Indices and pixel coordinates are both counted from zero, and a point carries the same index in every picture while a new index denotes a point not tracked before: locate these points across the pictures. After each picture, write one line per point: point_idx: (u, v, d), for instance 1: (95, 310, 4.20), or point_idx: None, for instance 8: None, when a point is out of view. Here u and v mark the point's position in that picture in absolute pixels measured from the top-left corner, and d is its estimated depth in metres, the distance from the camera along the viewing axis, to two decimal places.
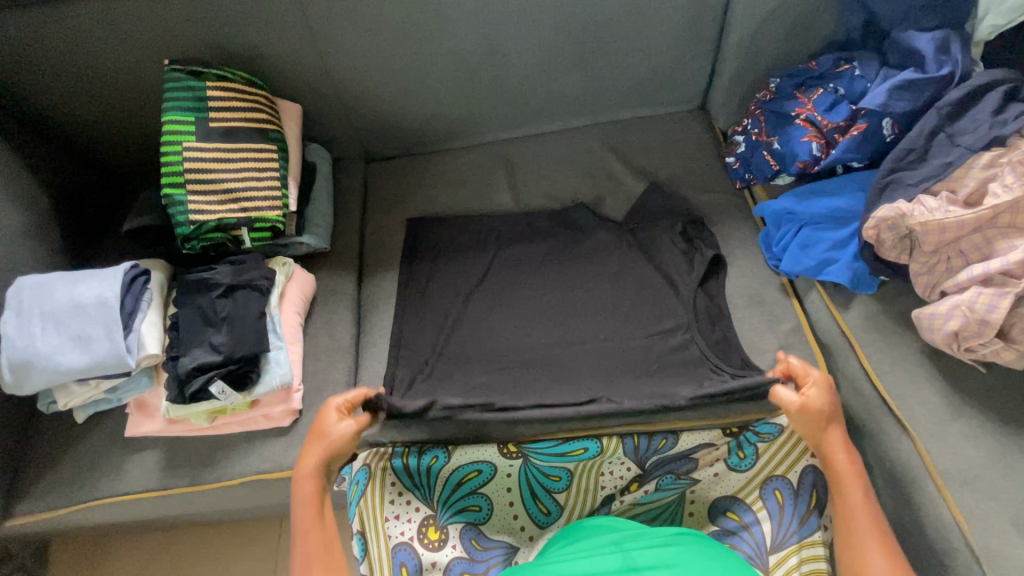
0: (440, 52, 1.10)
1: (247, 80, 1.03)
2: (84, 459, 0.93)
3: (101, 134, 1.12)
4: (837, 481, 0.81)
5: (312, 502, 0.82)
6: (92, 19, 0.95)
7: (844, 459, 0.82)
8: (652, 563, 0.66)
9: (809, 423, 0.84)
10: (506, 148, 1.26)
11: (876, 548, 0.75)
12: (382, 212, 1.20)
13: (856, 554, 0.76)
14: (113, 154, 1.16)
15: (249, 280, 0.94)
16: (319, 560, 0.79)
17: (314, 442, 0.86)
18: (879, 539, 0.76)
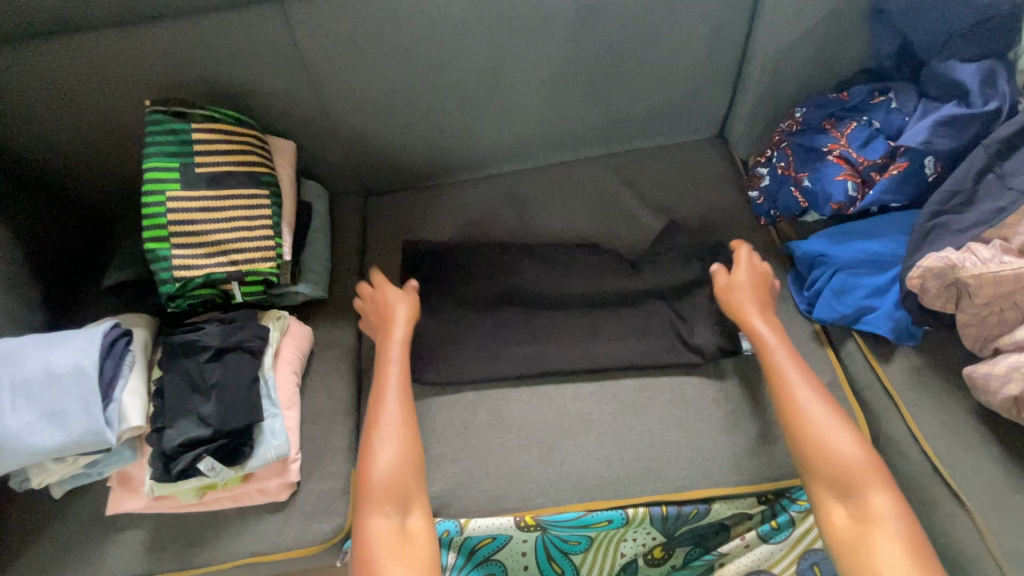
0: (443, 84, 1.03)
1: (236, 120, 0.95)
2: (62, 540, 0.85)
3: (84, 176, 1.04)
4: (764, 347, 0.86)
5: (386, 390, 0.86)
6: (69, 56, 0.88)
7: (764, 323, 0.89)
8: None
9: (735, 302, 0.93)
10: (513, 181, 1.19)
11: (804, 386, 0.82)
12: (383, 253, 1.12)
13: (789, 401, 0.81)
14: (98, 196, 1.08)
15: (240, 342, 0.87)
16: (392, 433, 0.82)
17: (386, 321, 0.93)
18: (807, 385, 0.82)
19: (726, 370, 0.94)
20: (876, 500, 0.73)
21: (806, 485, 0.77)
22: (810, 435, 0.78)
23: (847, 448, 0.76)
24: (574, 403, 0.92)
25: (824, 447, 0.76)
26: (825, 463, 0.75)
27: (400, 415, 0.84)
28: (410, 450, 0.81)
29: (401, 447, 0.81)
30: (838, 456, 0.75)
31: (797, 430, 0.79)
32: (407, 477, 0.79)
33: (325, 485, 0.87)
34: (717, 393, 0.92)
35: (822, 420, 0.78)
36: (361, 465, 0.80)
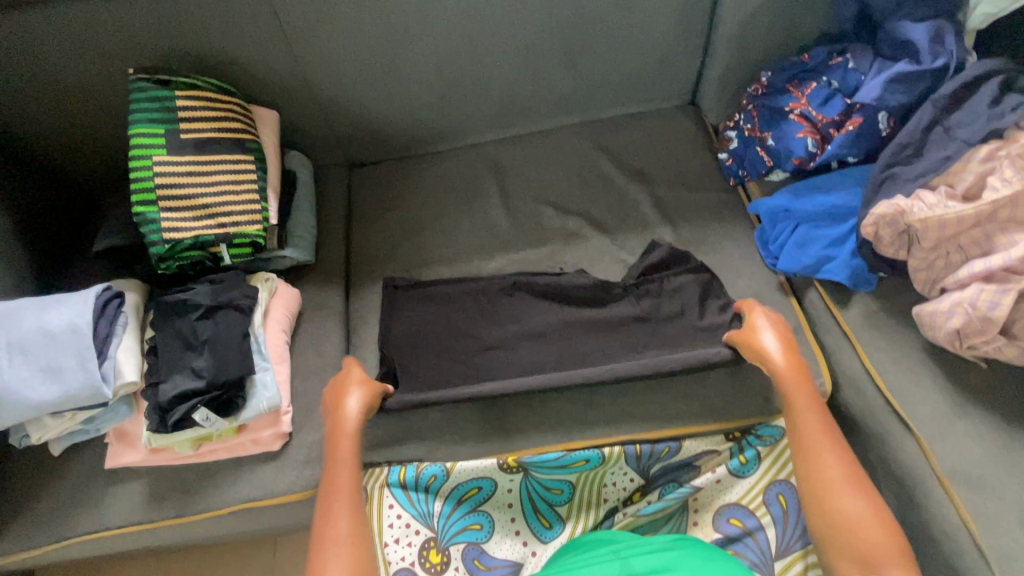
0: (421, 53, 1.05)
1: (218, 88, 0.98)
2: (62, 494, 0.88)
3: (63, 147, 1.05)
4: (794, 411, 0.83)
5: (340, 461, 0.83)
6: (47, 25, 0.89)
7: (800, 381, 0.84)
8: (650, 570, 0.67)
9: (760, 357, 0.87)
10: (492, 150, 1.22)
11: (831, 453, 0.79)
12: (367, 221, 1.16)
13: (814, 463, 0.79)
14: (79, 167, 1.09)
15: (230, 300, 0.90)
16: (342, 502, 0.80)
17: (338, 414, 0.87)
18: (833, 445, 0.79)
19: None
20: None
21: (830, 560, 0.74)
22: (832, 512, 0.75)
23: (875, 533, 0.72)
24: (552, 356, 0.97)
25: (848, 525, 0.73)
26: (850, 539, 0.73)
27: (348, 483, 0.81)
28: (360, 519, 0.79)
29: (349, 517, 0.79)
30: (862, 530, 0.73)
31: (819, 505, 0.76)
32: (357, 554, 0.76)
33: (316, 436, 0.91)
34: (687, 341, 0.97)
35: (846, 486, 0.76)
36: (314, 543, 0.77)
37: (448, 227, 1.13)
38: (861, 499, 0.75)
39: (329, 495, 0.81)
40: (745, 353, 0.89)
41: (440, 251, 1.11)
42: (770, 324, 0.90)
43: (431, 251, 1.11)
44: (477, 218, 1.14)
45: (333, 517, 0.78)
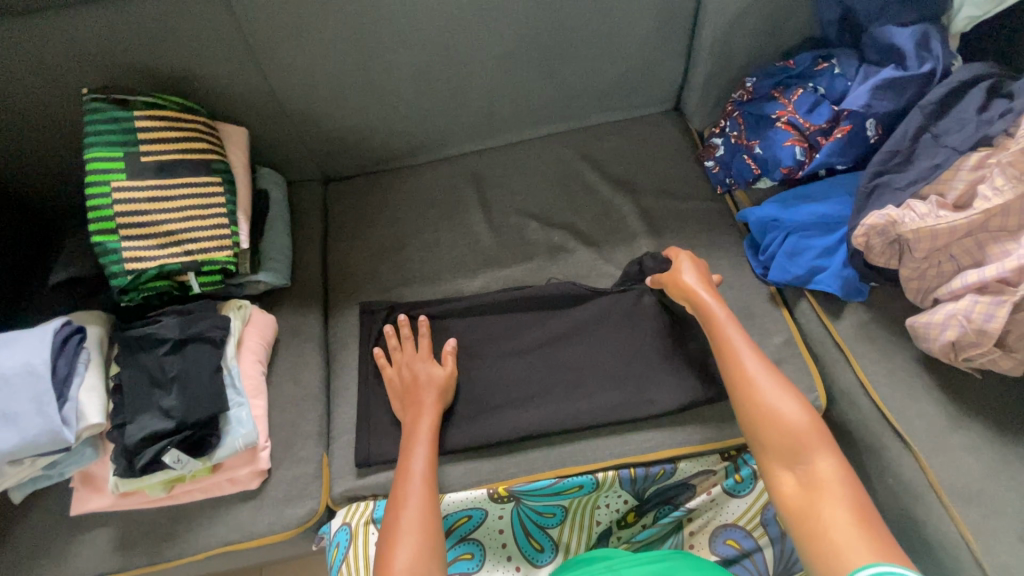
0: (396, 64, 1.01)
1: (182, 106, 0.93)
2: (26, 544, 0.83)
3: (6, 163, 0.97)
4: (712, 321, 0.86)
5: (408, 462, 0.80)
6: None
7: (709, 296, 0.88)
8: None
9: (683, 283, 0.91)
10: (473, 161, 1.19)
11: (754, 360, 0.80)
12: (345, 239, 1.11)
13: (740, 373, 0.79)
14: (26, 185, 1.01)
15: (200, 332, 0.85)
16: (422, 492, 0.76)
17: (414, 404, 0.87)
18: (756, 356, 0.80)
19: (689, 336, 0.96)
20: (823, 465, 0.70)
21: (762, 455, 0.74)
22: (758, 406, 0.76)
23: (794, 415, 0.74)
24: (541, 377, 0.94)
25: (775, 417, 0.74)
26: (773, 429, 0.74)
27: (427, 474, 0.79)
28: (433, 517, 0.74)
29: (424, 509, 0.75)
30: (785, 425, 0.73)
31: (750, 401, 0.77)
32: (430, 546, 0.71)
33: (297, 471, 0.87)
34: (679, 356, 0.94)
35: (769, 387, 0.77)
36: (384, 536, 0.72)
37: (430, 243, 1.10)
38: (785, 394, 0.76)
39: (408, 488, 0.77)
40: (670, 287, 0.93)
41: (421, 269, 1.07)
42: (688, 259, 0.93)
43: (412, 269, 1.07)
44: (459, 233, 1.10)
45: (403, 510, 0.74)
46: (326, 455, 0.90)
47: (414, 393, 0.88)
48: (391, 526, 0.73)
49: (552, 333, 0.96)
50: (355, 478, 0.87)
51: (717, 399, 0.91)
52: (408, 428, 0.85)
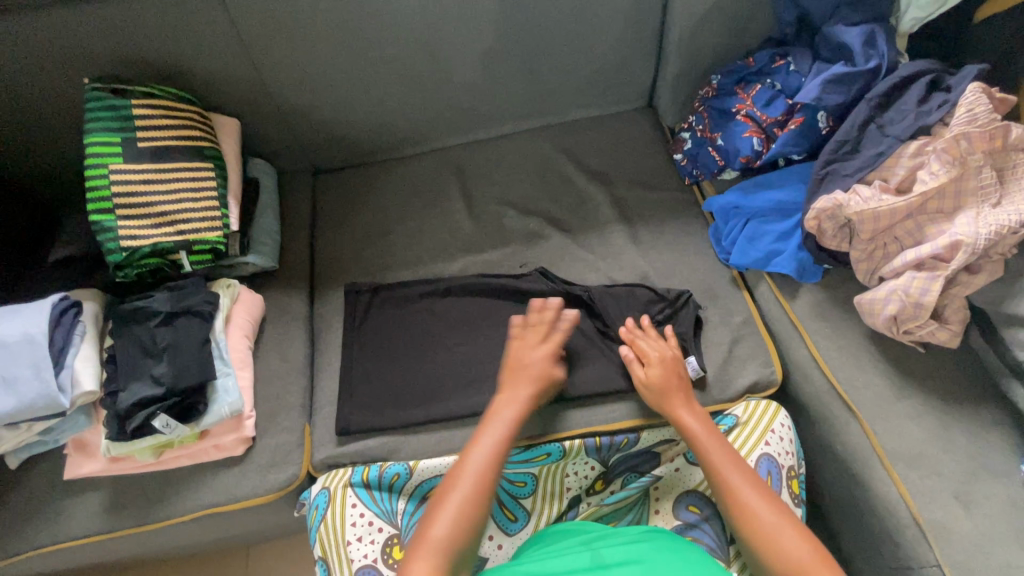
0: (381, 60, 1.07)
1: (178, 96, 0.99)
2: (20, 506, 0.87)
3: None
4: (693, 438, 0.84)
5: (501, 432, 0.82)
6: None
7: (688, 413, 0.87)
8: (621, 560, 0.68)
9: (657, 396, 0.90)
10: (456, 154, 1.25)
11: (743, 481, 0.77)
12: (332, 226, 1.17)
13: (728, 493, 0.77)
14: (22, 168, 1.07)
15: (191, 306, 0.91)
16: (472, 468, 0.77)
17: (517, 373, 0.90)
18: (743, 476, 0.78)
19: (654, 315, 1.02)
20: None
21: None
22: (754, 529, 0.73)
23: (795, 547, 0.70)
24: None
25: (773, 550, 0.71)
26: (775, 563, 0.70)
27: (495, 447, 0.80)
28: (484, 498, 0.74)
29: (472, 483, 0.75)
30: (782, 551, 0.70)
31: (741, 523, 0.74)
32: (466, 520, 0.72)
33: (279, 439, 0.92)
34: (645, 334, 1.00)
35: (761, 509, 0.74)
36: (432, 505, 0.75)
37: (412, 230, 1.15)
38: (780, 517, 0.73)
39: (463, 464, 0.78)
40: (644, 396, 0.92)
41: (403, 254, 1.12)
42: (653, 361, 0.92)
43: (395, 254, 1.13)
44: (441, 221, 1.16)
45: (451, 492, 0.74)
46: (309, 426, 0.95)
47: (523, 373, 0.90)
48: (438, 496, 0.75)
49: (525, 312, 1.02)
50: (335, 446, 0.92)
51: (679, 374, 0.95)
52: (500, 403, 0.87)
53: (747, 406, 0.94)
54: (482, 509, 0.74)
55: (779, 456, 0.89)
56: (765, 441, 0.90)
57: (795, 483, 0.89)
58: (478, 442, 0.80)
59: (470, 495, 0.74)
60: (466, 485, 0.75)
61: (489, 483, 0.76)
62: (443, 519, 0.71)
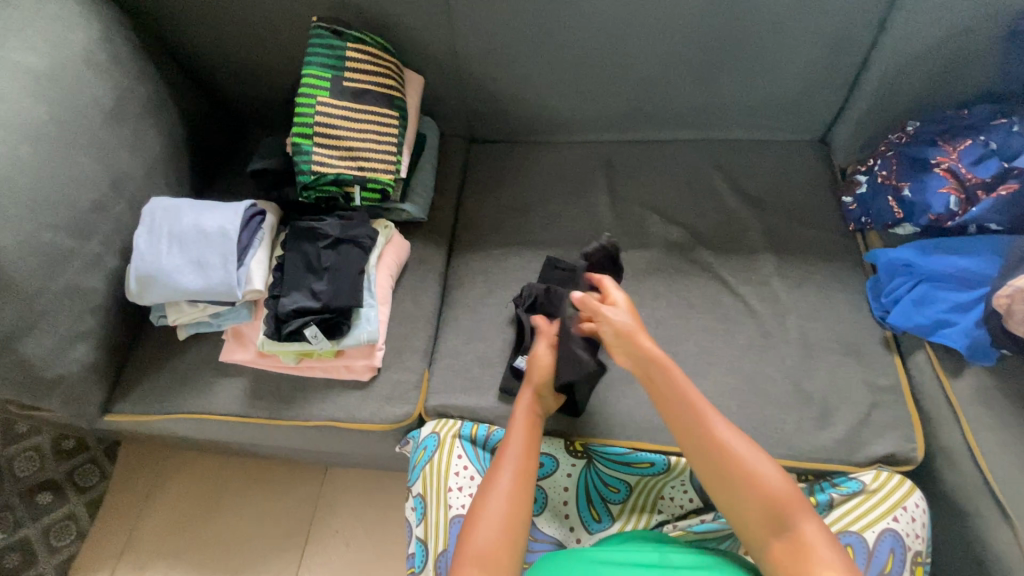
0: (567, 45, 1.10)
1: (383, 47, 1.07)
2: (179, 373, 1.00)
3: (221, 63, 1.15)
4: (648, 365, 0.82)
5: (518, 446, 0.81)
6: None
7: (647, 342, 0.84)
8: (689, 564, 0.70)
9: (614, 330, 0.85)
10: (609, 149, 1.25)
11: (722, 424, 0.77)
12: (479, 193, 1.22)
13: (699, 432, 0.77)
14: (233, 88, 1.21)
15: (354, 237, 0.98)
16: (508, 484, 0.77)
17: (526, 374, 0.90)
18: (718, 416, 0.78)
19: (790, 356, 0.97)
20: (808, 529, 0.68)
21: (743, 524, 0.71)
22: (738, 471, 0.73)
23: (773, 481, 0.72)
24: None
25: (749, 483, 0.72)
26: (740, 487, 0.72)
27: (519, 456, 0.80)
28: (521, 495, 0.77)
29: (509, 496, 0.76)
30: (766, 489, 0.71)
31: (709, 458, 0.75)
32: (511, 526, 0.74)
33: (401, 376, 0.97)
34: (776, 373, 0.96)
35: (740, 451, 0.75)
36: (468, 521, 0.75)
37: (554, 214, 1.17)
38: (761, 458, 0.74)
39: (501, 456, 0.81)
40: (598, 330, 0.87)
41: (541, 234, 1.15)
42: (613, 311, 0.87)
43: (533, 232, 1.15)
44: (583, 211, 1.17)
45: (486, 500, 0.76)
46: (427, 371, 1.00)
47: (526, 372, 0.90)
48: (475, 514, 0.76)
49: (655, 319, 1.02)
50: (448, 397, 0.96)
51: (802, 424, 0.91)
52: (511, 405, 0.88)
53: (878, 475, 0.87)
54: (522, 525, 0.75)
55: (906, 536, 0.83)
56: (893, 516, 0.84)
57: (919, 570, 0.82)
58: (506, 455, 0.81)
59: (509, 512, 0.75)
60: (503, 500, 0.76)
61: (524, 496, 0.77)
62: (483, 536, 0.73)
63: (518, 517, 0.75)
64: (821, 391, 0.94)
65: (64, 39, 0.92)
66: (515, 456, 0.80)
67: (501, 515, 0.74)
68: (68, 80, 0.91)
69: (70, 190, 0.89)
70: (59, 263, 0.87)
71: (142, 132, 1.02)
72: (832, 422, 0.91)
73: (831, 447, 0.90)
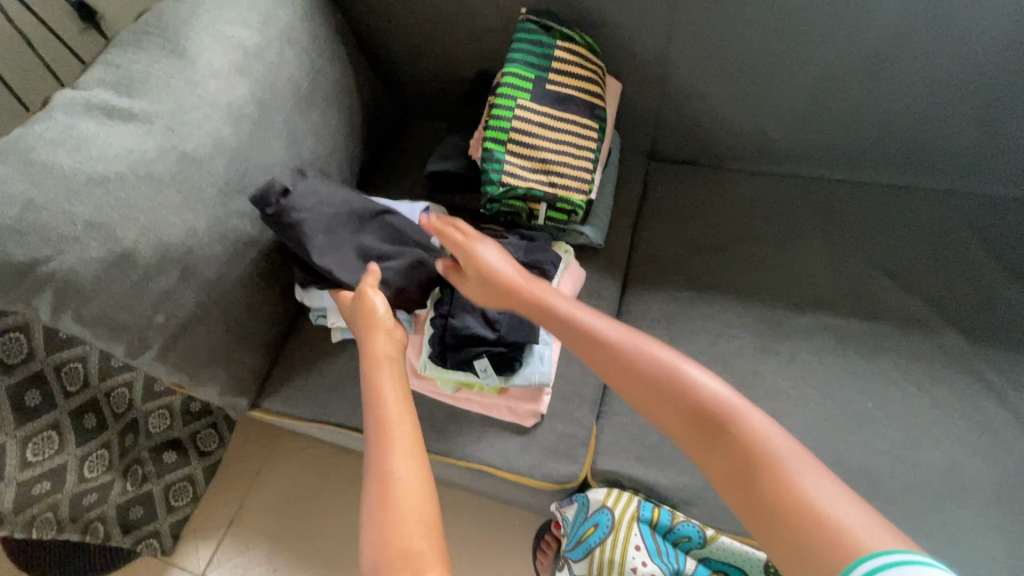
0: (810, 63, 0.91)
1: (592, 48, 0.94)
2: (330, 378, 0.93)
3: (405, 52, 1.07)
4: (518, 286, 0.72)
5: (385, 387, 0.64)
6: None
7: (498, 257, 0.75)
8: None
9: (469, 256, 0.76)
10: (827, 189, 1.04)
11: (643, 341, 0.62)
12: (661, 222, 1.05)
13: (642, 358, 0.60)
14: (408, 79, 1.12)
15: (539, 262, 0.86)
16: (405, 437, 0.60)
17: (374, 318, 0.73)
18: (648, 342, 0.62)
19: None
20: (798, 461, 0.51)
21: (729, 486, 0.52)
22: (714, 409, 0.55)
23: (743, 409, 0.55)
24: (857, 455, 0.80)
25: (722, 426, 0.55)
26: (715, 430, 0.55)
27: (391, 398, 0.63)
28: (407, 451, 0.59)
29: (404, 450, 0.59)
30: (744, 430, 0.54)
31: (671, 405, 0.58)
32: (408, 492, 0.56)
33: (567, 429, 0.84)
34: None
35: (697, 385, 0.57)
36: (366, 491, 0.56)
37: (754, 259, 0.98)
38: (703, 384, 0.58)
39: (376, 417, 0.61)
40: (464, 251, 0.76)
41: (738, 281, 0.97)
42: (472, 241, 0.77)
43: (727, 278, 0.97)
44: (792, 261, 0.97)
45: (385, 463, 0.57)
46: (595, 427, 0.86)
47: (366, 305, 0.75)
48: (372, 482, 0.56)
49: (884, 415, 0.82)
50: (622, 464, 0.82)
51: None
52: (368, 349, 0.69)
53: None
54: (420, 469, 0.59)
55: None
56: None
57: None
58: (386, 404, 0.62)
59: (402, 462, 0.58)
60: (398, 457, 0.58)
61: (415, 446, 0.60)
62: (387, 508, 0.54)
63: (414, 484, 0.57)
64: None
65: (273, 14, 0.87)
66: (394, 402, 0.63)
67: (410, 474, 0.57)
68: (273, 58, 0.86)
69: (259, 175, 0.84)
70: (239, 251, 0.82)
71: (329, 118, 0.96)
72: None
73: None
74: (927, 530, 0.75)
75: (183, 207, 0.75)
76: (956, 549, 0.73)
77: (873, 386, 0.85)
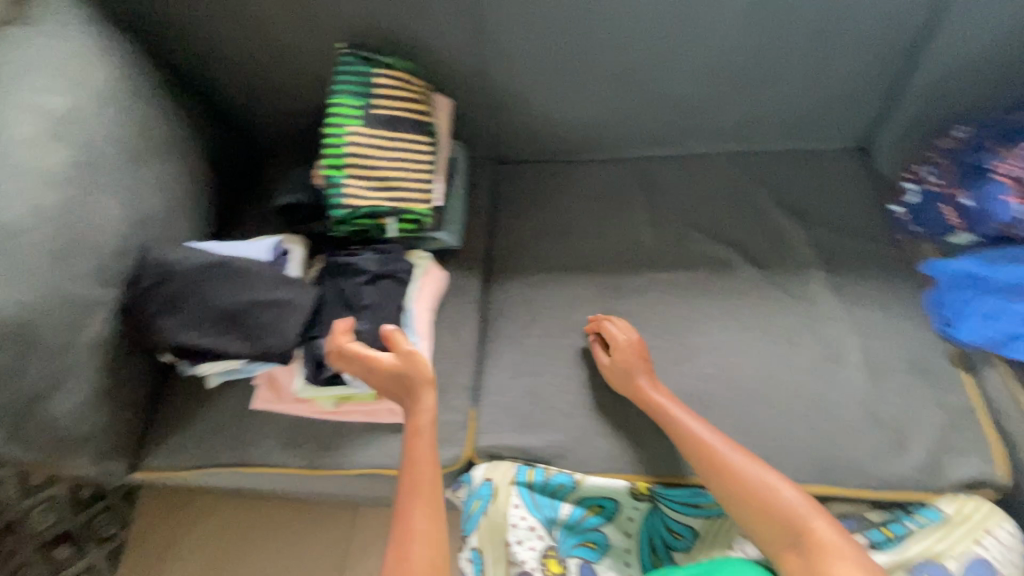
0: (601, 63, 1.06)
1: (412, 71, 1.03)
2: (211, 423, 0.94)
3: (244, 95, 1.12)
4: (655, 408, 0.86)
5: (425, 459, 0.77)
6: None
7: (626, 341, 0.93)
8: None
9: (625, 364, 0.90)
10: (645, 166, 1.20)
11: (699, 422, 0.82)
12: (510, 217, 1.17)
13: (707, 449, 0.79)
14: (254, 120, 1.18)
15: (394, 271, 0.94)
16: (421, 497, 0.74)
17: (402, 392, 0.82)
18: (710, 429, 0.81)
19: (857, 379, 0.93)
20: (816, 519, 0.69)
21: (756, 534, 0.73)
22: (750, 483, 0.74)
23: (780, 485, 0.74)
24: (691, 382, 0.95)
25: (751, 490, 0.74)
26: (744, 493, 0.74)
27: (425, 468, 0.76)
28: (427, 511, 0.72)
29: (429, 510, 0.73)
30: (767, 494, 0.73)
31: (702, 459, 0.79)
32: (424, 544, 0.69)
33: (447, 417, 0.92)
34: (842, 397, 0.92)
35: (736, 457, 0.77)
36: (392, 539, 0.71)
37: (592, 236, 1.12)
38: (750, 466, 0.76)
39: (410, 481, 0.75)
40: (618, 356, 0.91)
41: (581, 257, 1.09)
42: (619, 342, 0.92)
43: (572, 256, 1.10)
44: (623, 232, 1.12)
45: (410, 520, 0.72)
46: (474, 410, 0.95)
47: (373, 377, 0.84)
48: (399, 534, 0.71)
49: (708, 345, 0.98)
50: (500, 437, 0.91)
51: (875, 450, 0.88)
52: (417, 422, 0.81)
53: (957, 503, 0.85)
54: (444, 525, 0.72)
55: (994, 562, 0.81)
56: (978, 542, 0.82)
57: None
58: (417, 468, 0.76)
59: (428, 522, 0.72)
60: (422, 514, 0.72)
61: (440, 505, 0.74)
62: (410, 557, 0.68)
63: (438, 536, 0.71)
64: (891, 414, 0.90)
65: (85, 76, 0.88)
66: (425, 464, 0.76)
67: (425, 530, 0.71)
68: (91, 120, 0.87)
69: (95, 236, 0.84)
70: (85, 314, 0.82)
71: (167, 170, 0.97)
72: (906, 448, 0.88)
73: (908, 475, 0.86)
74: (752, 430, 0.90)
75: (11, 280, 0.74)
76: (774, 440, 0.89)
77: (697, 324, 1.00)
